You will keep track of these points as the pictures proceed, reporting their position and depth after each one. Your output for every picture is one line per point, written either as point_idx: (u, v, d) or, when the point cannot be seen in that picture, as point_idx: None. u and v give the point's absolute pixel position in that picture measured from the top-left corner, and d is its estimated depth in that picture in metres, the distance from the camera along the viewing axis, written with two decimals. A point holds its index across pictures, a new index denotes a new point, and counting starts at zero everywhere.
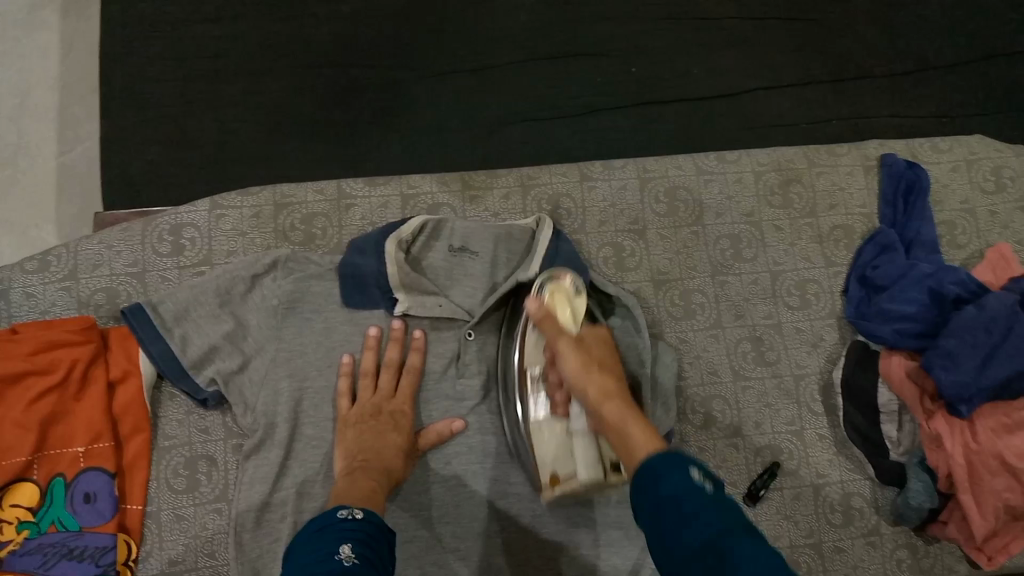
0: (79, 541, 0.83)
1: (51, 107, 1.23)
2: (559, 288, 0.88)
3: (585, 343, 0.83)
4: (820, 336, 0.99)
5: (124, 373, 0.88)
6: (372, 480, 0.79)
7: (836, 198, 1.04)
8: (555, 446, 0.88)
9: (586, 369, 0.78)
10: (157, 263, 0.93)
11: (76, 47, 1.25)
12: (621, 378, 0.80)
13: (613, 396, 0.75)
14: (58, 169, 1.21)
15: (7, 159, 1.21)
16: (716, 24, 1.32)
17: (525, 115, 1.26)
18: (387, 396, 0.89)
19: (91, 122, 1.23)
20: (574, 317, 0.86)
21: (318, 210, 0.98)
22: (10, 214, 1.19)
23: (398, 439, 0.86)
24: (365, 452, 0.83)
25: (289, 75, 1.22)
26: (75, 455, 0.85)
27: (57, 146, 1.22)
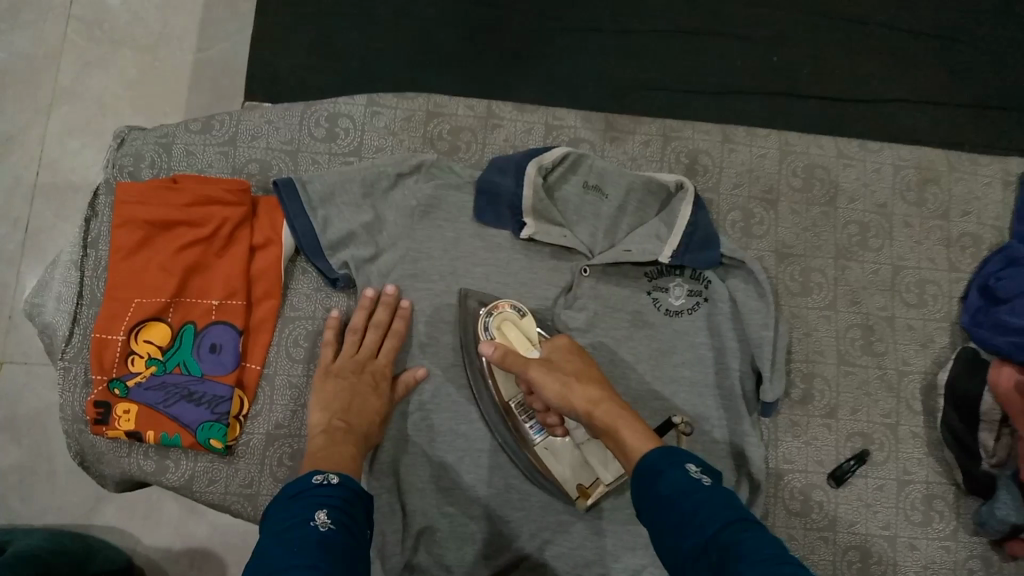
0: (199, 386, 0.89)
1: (196, 2, 1.28)
2: (505, 316, 0.90)
3: (551, 356, 0.84)
4: (931, 338, 0.99)
5: (266, 241, 0.93)
6: (353, 444, 0.81)
7: (971, 206, 1.04)
8: (567, 462, 0.90)
9: (566, 388, 0.80)
10: (311, 145, 0.98)
11: None
12: (600, 376, 0.82)
13: (600, 403, 0.78)
14: (194, 61, 1.27)
15: (148, 45, 1.27)
16: (867, 25, 1.31)
17: (660, 82, 1.27)
18: (370, 356, 0.91)
19: (232, 26, 1.28)
20: (527, 341, 0.88)
21: (466, 125, 1.02)
22: (144, 96, 1.25)
23: (375, 399, 0.87)
24: (345, 412, 0.85)
25: (440, 4, 1.26)
26: (208, 307, 0.90)
27: (197, 42, 1.27)
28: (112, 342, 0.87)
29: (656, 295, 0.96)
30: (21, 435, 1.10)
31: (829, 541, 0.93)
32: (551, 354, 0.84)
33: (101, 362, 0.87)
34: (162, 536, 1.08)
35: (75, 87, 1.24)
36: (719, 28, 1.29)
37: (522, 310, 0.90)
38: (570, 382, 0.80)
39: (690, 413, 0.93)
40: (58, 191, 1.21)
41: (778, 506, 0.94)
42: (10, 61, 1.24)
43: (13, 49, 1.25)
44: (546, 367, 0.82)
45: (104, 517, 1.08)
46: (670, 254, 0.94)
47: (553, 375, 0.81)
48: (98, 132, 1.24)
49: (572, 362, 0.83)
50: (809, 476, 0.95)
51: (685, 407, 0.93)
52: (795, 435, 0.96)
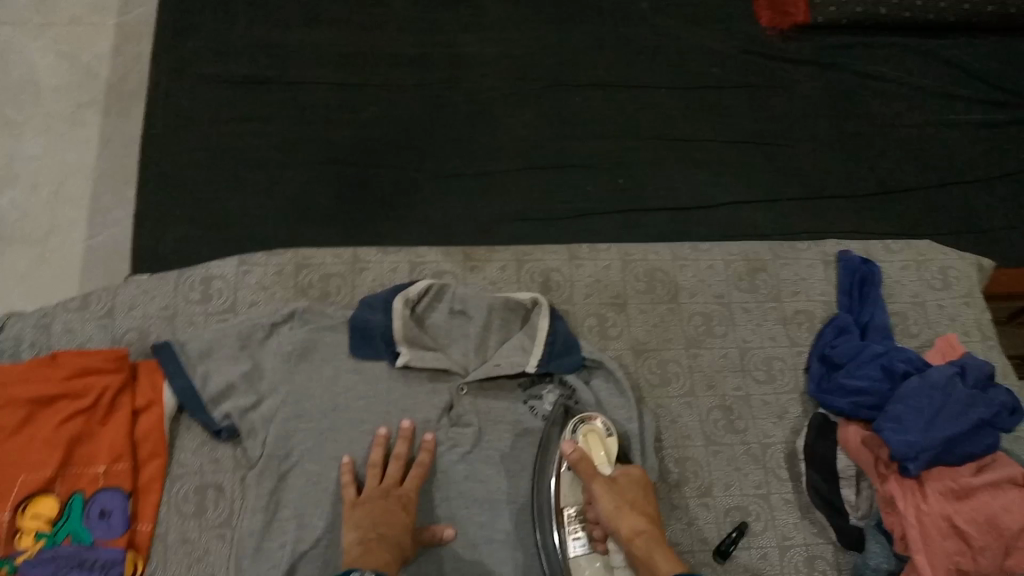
0: (91, 553, 0.89)
1: (84, 195, 1.36)
2: (592, 429, 0.96)
3: (617, 478, 0.91)
4: (785, 409, 1.08)
5: (149, 402, 0.97)
6: (388, 555, 0.86)
7: (799, 286, 1.15)
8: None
9: (617, 510, 0.87)
10: (187, 308, 1.04)
11: (112, 144, 1.40)
12: (652, 511, 0.88)
13: (644, 533, 0.84)
14: (85, 251, 1.32)
15: (39, 240, 1.32)
16: (697, 146, 1.49)
17: (520, 215, 1.39)
18: (397, 482, 0.94)
19: (118, 214, 1.35)
20: (605, 458, 0.94)
21: (335, 271, 1.09)
22: (37, 285, 1.29)
23: (405, 518, 0.91)
24: (378, 527, 0.89)
25: (313, 169, 1.37)
26: (95, 474, 0.92)
27: (87, 231, 1.34)
28: None
29: (532, 402, 1.05)
30: None
31: None
32: (620, 476, 0.91)
33: None
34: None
35: None
36: (569, 162, 1.44)
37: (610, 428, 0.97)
38: (622, 506, 0.87)
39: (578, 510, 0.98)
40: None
41: None
42: None
43: None
44: (610, 485, 0.90)
45: None
46: (535, 363, 1.03)
47: (612, 494, 0.88)
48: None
49: (635, 493, 0.89)
50: (696, 555, 0.99)
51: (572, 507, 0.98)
52: (678, 518, 1.00)
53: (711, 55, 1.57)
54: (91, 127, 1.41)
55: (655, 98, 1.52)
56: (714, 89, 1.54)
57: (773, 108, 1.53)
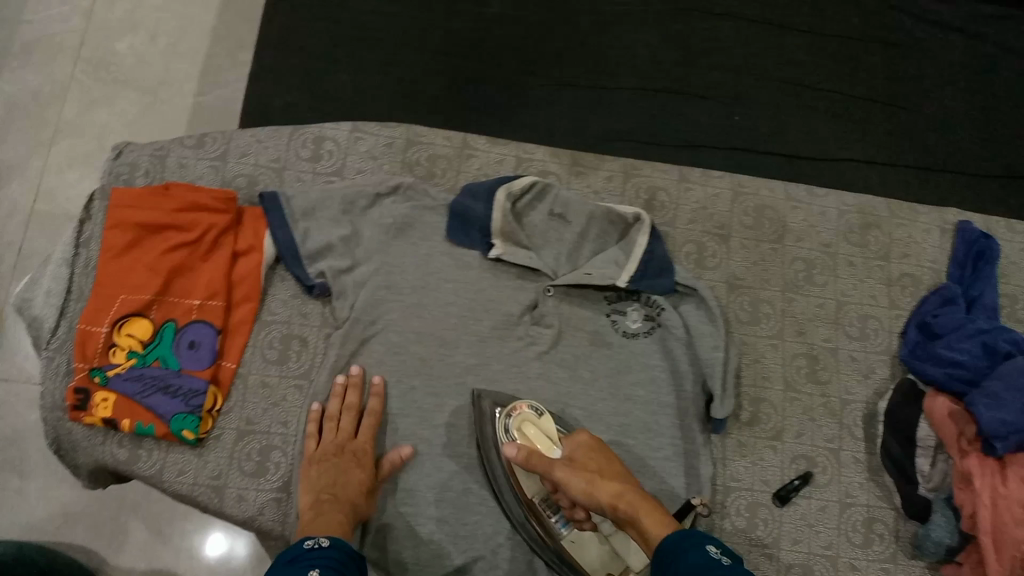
0: (176, 380, 0.93)
1: (199, 52, 1.38)
2: (524, 417, 0.93)
3: (574, 455, 0.85)
4: (872, 369, 1.05)
5: (249, 248, 0.99)
6: (341, 514, 0.85)
7: (910, 249, 1.11)
8: (597, 551, 0.93)
9: (590, 484, 0.80)
10: (296, 164, 1.04)
11: (234, 6, 1.41)
12: (623, 471, 0.82)
13: (626, 497, 0.77)
14: (193, 107, 1.34)
15: (151, 89, 1.35)
16: (823, 95, 1.43)
17: (627, 136, 1.36)
18: (348, 436, 0.93)
19: (232, 74, 1.37)
20: (547, 438, 0.91)
21: (442, 153, 1.09)
22: (145, 129, 1.33)
23: (360, 475, 0.90)
24: (331, 488, 0.88)
25: (428, 57, 1.36)
26: (189, 307, 0.95)
27: (198, 87, 1.36)
28: (97, 333, 0.92)
29: (614, 317, 1.03)
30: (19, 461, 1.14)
31: (773, 558, 0.97)
32: (572, 451, 0.86)
33: (84, 351, 0.92)
34: (127, 558, 1.11)
35: (76, 122, 1.32)
36: (684, 91, 1.40)
37: (540, 410, 0.94)
38: (591, 476, 0.81)
39: (645, 428, 0.98)
40: (51, 219, 1.27)
41: (726, 524, 0.98)
42: (18, 96, 1.33)
43: (20, 85, 1.33)
44: (570, 465, 0.83)
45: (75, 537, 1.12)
46: (627, 280, 1.01)
47: (577, 471, 0.82)
48: (95, 164, 1.31)
49: (598, 460, 0.83)
50: (755, 494, 0.99)
51: (641, 425, 0.98)
52: (743, 455, 1.01)
53: (854, 1, 1.49)
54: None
55: (788, 39, 1.46)
56: (851, 39, 1.46)
57: (909, 68, 1.45)
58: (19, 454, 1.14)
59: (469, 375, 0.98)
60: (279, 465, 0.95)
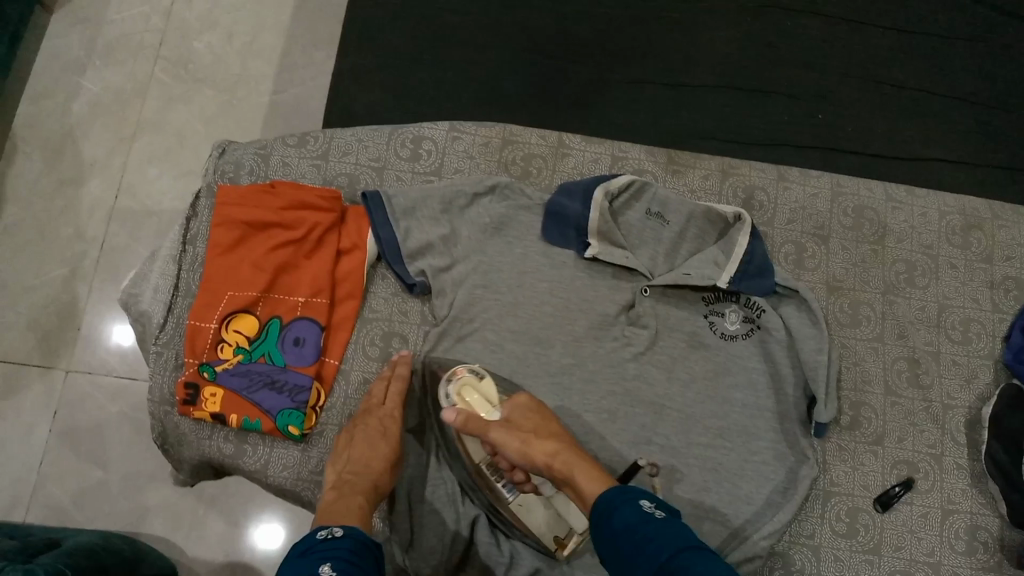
0: (282, 375, 0.94)
1: (275, 50, 1.40)
2: (465, 381, 0.91)
3: (510, 414, 0.87)
4: (975, 374, 1.04)
5: (352, 246, 1.00)
6: (361, 496, 0.81)
7: (1013, 252, 1.09)
8: (542, 515, 0.93)
9: (525, 445, 0.83)
10: (396, 163, 1.05)
11: (309, 4, 1.43)
12: (558, 430, 0.85)
13: (560, 456, 0.81)
14: (269, 105, 1.37)
15: (229, 87, 1.37)
16: (909, 93, 1.40)
17: (708, 133, 1.35)
18: (377, 402, 0.93)
19: (308, 73, 1.39)
20: (488, 403, 0.89)
21: (537, 153, 1.09)
22: (224, 128, 1.35)
23: (381, 448, 0.88)
24: (353, 466, 0.86)
25: (510, 54, 1.37)
26: (295, 304, 0.96)
27: (273, 86, 1.38)
28: (205, 329, 0.93)
29: (712, 318, 1.02)
30: (105, 450, 1.17)
31: (874, 565, 0.96)
32: (509, 413, 0.87)
33: (193, 346, 0.93)
34: (206, 549, 1.13)
35: (157, 120, 1.34)
36: (768, 89, 1.39)
37: (479, 371, 0.92)
38: (528, 436, 0.84)
39: (743, 430, 0.99)
40: (134, 215, 1.29)
41: (826, 528, 0.97)
42: (103, 93, 1.35)
43: (105, 83, 1.36)
44: (505, 428, 0.85)
45: (152, 528, 1.14)
46: (727, 280, 1.00)
47: (512, 434, 0.84)
48: (176, 160, 1.33)
49: (533, 422, 0.85)
50: (854, 499, 0.98)
51: (738, 426, 0.99)
52: (843, 459, 0.99)
53: None
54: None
55: (875, 35, 1.43)
56: (939, 35, 1.43)
57: (1001, 64, 1.42)
58: (101, 444, 1.17)
59: (566, 375, 0.99)
60: None
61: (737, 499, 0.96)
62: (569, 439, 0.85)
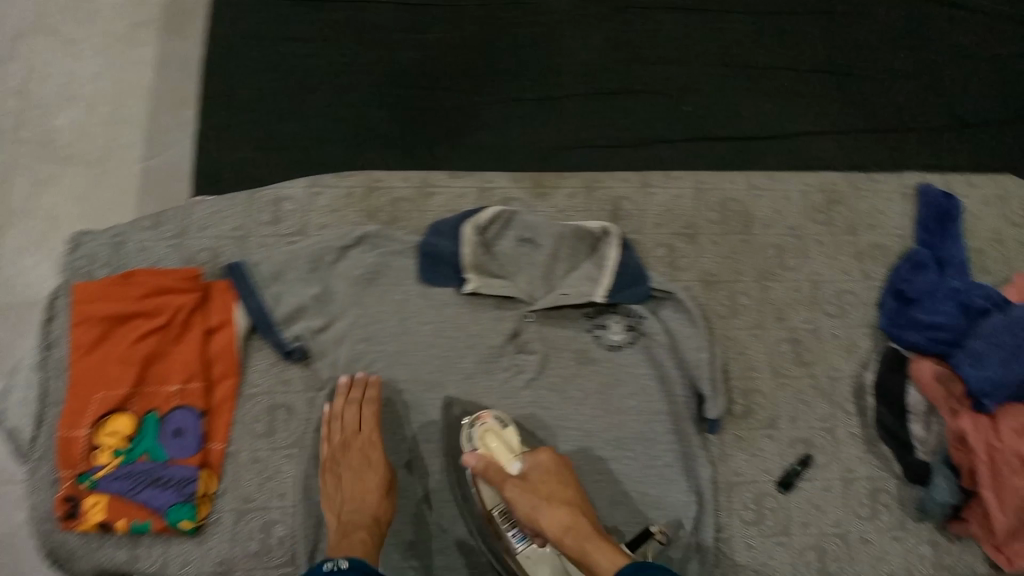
0: (165, 471, 0.93)
1: (140, 117, 1.34)
2: (489, 427, 0.95)
3: (529, 472, 0.91)
4: (855, 343, 1.07)
5: (221, 323, 0.98)
6: (365, 531, 0.88)
7: (875, 220, 1.12)
8: (548, 571, 0.93)
9: (535, 508, 0.87)
10: (257, 229, 1.03)
11: (170, 64, 1.36)
12: (572, 495, 0.89)
13: (571, 528, 0.85)
14: (142, 172, 1.30)
15: (97, 160, 1.30)
16: (769, 71, 1.44)
17: (581, 139, 1.37)
18: (354, 432, 0.94)
19: (177, 132, 1.32)
20: (509, 451, 0.94)
21: (402, 194, 1.07)
22: (96, 202, 1.27)
23: (374, 477, 0.92)
24: (351, 504, 0.90)
25: (375, 92, 1.35)
26: (169, 394, 0.94)
27: (145, 152, 1.30)
28: (77, 437, 0.92)
29: (597, 332, 1.03)
30: None
31: (785, 545, 0.98)
32: (531, 471, 0.91)
33: (68, 457, 0.92)
34: None
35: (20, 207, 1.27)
36: (634, 89, 1.40)
37: (504, 420, 0.96)
38: (543, 502, 0.88)
39: (640, 438, 0.99)
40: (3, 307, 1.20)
41: (734, 518, 0.99)
42: None
43: None
44: (521, 484, 0.90)
45: None
46: (603, 294, 1.01)
47: (526, 493, 0.89)
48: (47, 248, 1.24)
49: (550, 486, 0.89)
50: (759, 485, 1.00)
51: (636, 435, 0.99)
52: (741, 449, 1.02)
53: None
54: (150, 46, 1.38)
55: (727, 22, 1.46)
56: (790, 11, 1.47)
57: (854, 34, 1.46)
58: None
59: (461, 416, 0.99)
60: (281, 539, 0.96)
61: (646, 507, 0.97)
62: (584, 508, 0.89)
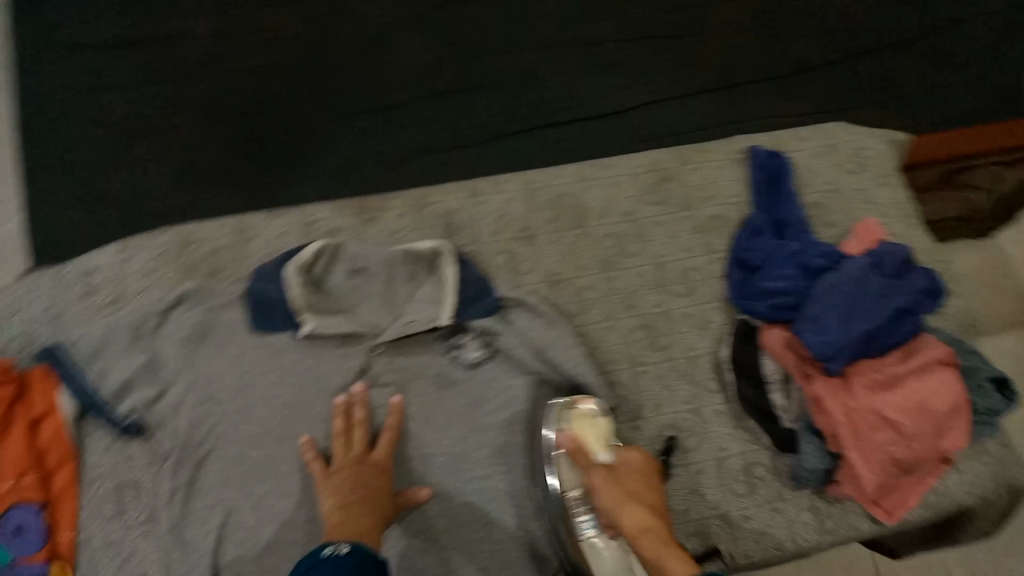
0: (12, 572, 0.87)
1: None
2: (584, 413, 0.94)
3: (618, 468, 0.88)
4: (707, 319, 1.07)
5: (47, 411, 0.93)
6: (372, 518, 0.83)
7: (710, 191, 1.13)
8: (612, 560, 0.92)
9: (618, 504, 0.85)
10: (72, 306, 0.99)
11: None
12: (656, 501, 0.86)
13: (649, 529, 0.81)
14: None
15: None
16: (610, 45, 1.40)
17: (429, 147, 1.30)
18: (366, 450, 0.91)
19: None
20: (602, 443, 0.92)
21: (222, 244, 1.04)
22: None
23: (384, 482, 0.88)
24: (361, 490, 0.86)
25: (210, 126, 1.26)
26: (3, 492, 0.88)
27: None
28: None
29: (453, 352, 1.00)
30: None
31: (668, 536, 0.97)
32: (621, 466, 0.89)
33: None
34: None
35: None
36: (477, 82, 1.35)
37: (600, 410, 0.95)
38: (625, 496, 0.85)
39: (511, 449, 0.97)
40: None
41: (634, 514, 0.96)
42: None
43: None
44: (610, 476, 0.87)
45: None
46: (449, 316, 0.99)
47: (614, 487, 0.86)
48: None
49: (636, 484, 0.87)
50: None
51: (507, 447, 0.97)
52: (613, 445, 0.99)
53: None
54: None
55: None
56: None
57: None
58: None
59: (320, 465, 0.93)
60: None
61: (522, 519, 0.95)
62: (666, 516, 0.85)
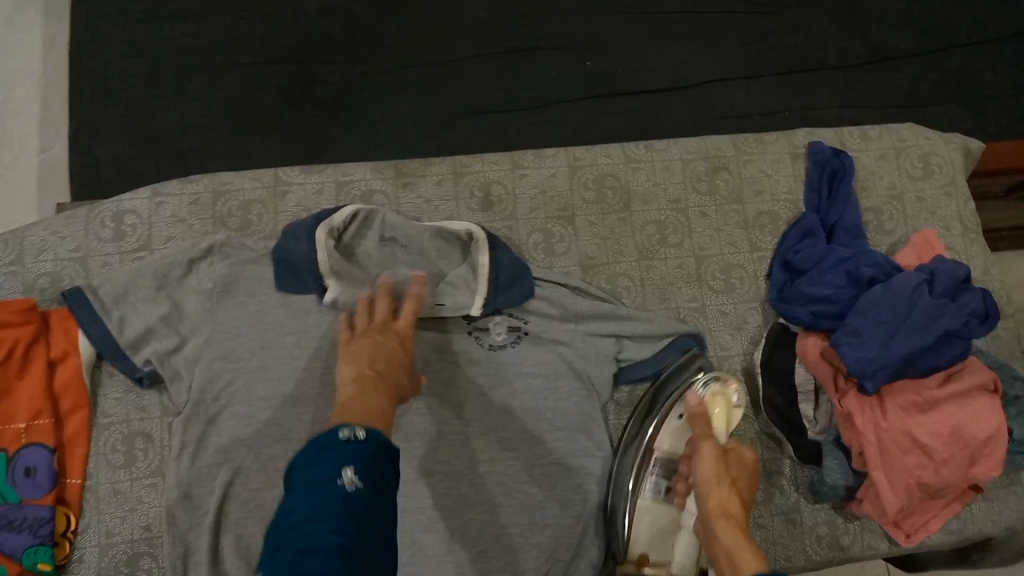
0: (18, 513, 0.86)
1: (30, 108, 1.29)
2: (720, 391, 0.93)
3: (728, 452, 0.82)
4: (744, 319, 1.03)
5: (64, 352, 0.93)
6: (385, 399, 0.70)
7: (762, 185, 1.08)
8: (656, 528, 0.91)
9: (714, 477, 0.78)
10: (99, 248, 0.98)
11: (59, 46, 1.31)
12: (748, 497, 0.78)
13: (731, 514, 0.73)
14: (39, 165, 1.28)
15: None
16: (675, 17, 1.33)
17: (475, 109, 1.27)
18: (391, 320, 0.83)
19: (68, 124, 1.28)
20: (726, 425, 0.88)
21: (254, 197, 1.02)
22: None
23: (403, 355, 0.79)
24: (377, 363, 0.75)
25: (255, 71, 1.24)
26: (16, 431, 0.89)
27: (39, 143, 1.29)
28: None
29: (477, 334, 0.97)
30: None
31: None
32: (733, 452, 0.82)
33: None
34: None
35: None
36: (531, 45, 1.29)
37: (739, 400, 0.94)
38: (726, 480, 0.77)
39: (528, 437, 0.94)
40: None
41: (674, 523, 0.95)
42: None
43: None
44: (719, 452, 0.81)
45: None
46: (481, 304, 0.95)
47: (717, 462, 0.79)
48: None
49: (739, 472, 0.80)
50: None
51: (521, 434, 0.94)
52: None
53: None
54: (33, 29, 1.31)
55: None
56: None
57: None
58: None
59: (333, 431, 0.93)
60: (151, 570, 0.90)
61: (531, 507, 0.92)
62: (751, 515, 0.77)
